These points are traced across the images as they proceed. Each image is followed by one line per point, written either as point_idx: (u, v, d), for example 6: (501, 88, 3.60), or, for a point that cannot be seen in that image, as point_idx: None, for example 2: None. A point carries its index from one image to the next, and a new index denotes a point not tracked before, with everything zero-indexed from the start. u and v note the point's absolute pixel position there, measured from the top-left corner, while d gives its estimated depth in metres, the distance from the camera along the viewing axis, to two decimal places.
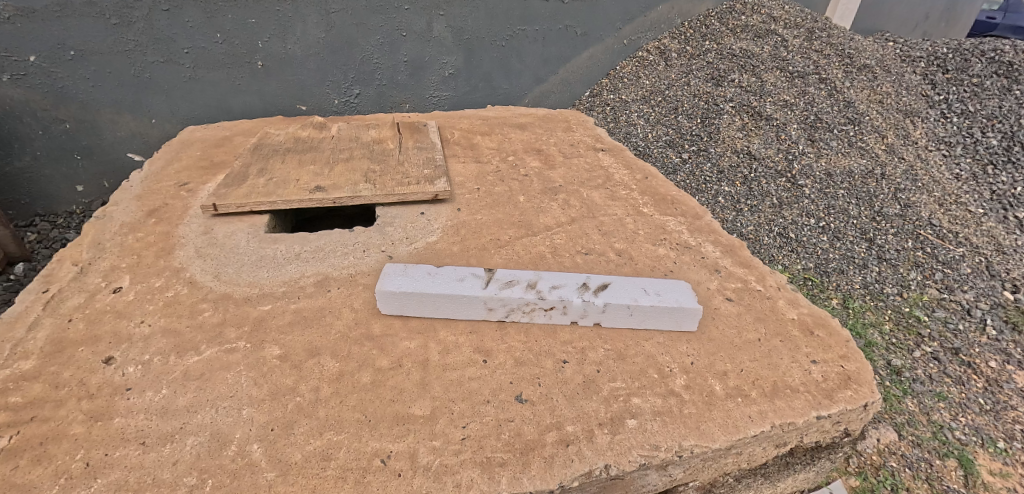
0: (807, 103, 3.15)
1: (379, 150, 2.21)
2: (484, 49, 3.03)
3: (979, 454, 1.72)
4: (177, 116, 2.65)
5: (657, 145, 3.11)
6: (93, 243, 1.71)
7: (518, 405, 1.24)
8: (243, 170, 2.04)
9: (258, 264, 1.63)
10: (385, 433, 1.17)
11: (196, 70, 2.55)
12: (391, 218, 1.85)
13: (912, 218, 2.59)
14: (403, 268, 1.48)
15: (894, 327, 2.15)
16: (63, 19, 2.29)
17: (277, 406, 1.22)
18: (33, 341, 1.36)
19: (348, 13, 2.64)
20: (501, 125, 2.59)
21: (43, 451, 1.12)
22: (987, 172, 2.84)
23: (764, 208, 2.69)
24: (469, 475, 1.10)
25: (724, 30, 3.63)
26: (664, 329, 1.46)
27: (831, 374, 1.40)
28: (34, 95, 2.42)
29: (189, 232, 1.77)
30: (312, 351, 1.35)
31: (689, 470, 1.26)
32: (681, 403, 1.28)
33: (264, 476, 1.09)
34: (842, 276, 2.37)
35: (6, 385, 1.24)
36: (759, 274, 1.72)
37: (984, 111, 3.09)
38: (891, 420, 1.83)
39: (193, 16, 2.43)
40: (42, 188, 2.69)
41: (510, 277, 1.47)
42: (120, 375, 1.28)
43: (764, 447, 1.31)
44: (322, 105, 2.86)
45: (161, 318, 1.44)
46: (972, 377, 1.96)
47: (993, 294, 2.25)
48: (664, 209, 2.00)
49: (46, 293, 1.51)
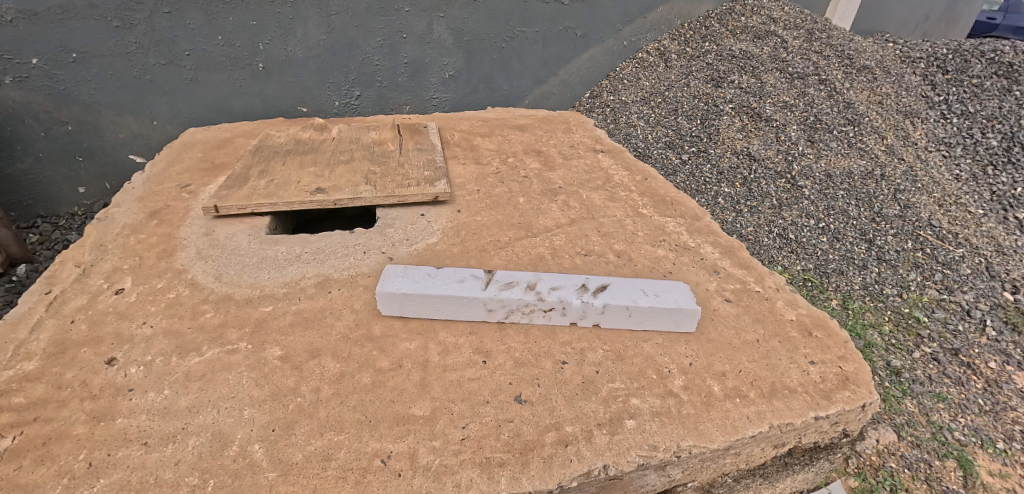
0: (807, 104, 3.15)
1: (380, 151, 2.22)
2: (485, 51, 3.04)
3: (979, 455, 1.72)
4: (179, 118, 2.66)
5: (657, 146, 3.11)
6: (96, 244, 1.72)
7: (517, 406, 1.25)
8: (244, 171, 2.05)
9: (259, 265, 1.64)
10: (386, 434, 1.17)
11: (197, 72, 2.57)
12: (392, 220, 1.86)
13: (912, 219, 2.60)
14: (404, 269, 1.48)
15: (893, 328, 2.15)
16: (65, 21, 2.31)
17: (278, 407, 1.22)
18: (36, 342, 1.37)
19: (348, 15, 2.66)
20: (501, 127, 2.60)
21: (46, 451, 1.13)
22: (987, 173, 2.84)
23: (764, 209, 2.70)
24: (469, 475, 1.11)
25: (724, 32, 3.64)
26: (663, 330, 1.47)
27: (829, 375, 1.41)
28: (36, 98, 2.43)
29: (191, 233, 1.78)
30: (313, 352, 1.36)
31: (687, 471, 1.27)
32: (680, 404, 1.29)
33: (266, 476, 1.09)
34: (842, 277, 2.37)
35: (10, 386, 1.25)
36: (758, 275, 1.72)
37: (984, 112, 3.10)
38: (890, 421, 1.83)
39: (194, 18, 2.44)
40: (44, 190, 2.70)
41: (510, 278, 1.48)
42: (122, 376, 1.29)
43: (762, 448, 1.32)
44: (322, 107, 2.87)
45: (163, 319, 1.45)
46: (971, 377, 1.96)
47: (993, 295, 2.26)
48: (664, 210, 2.01)
49: (49, 294, 1.52)
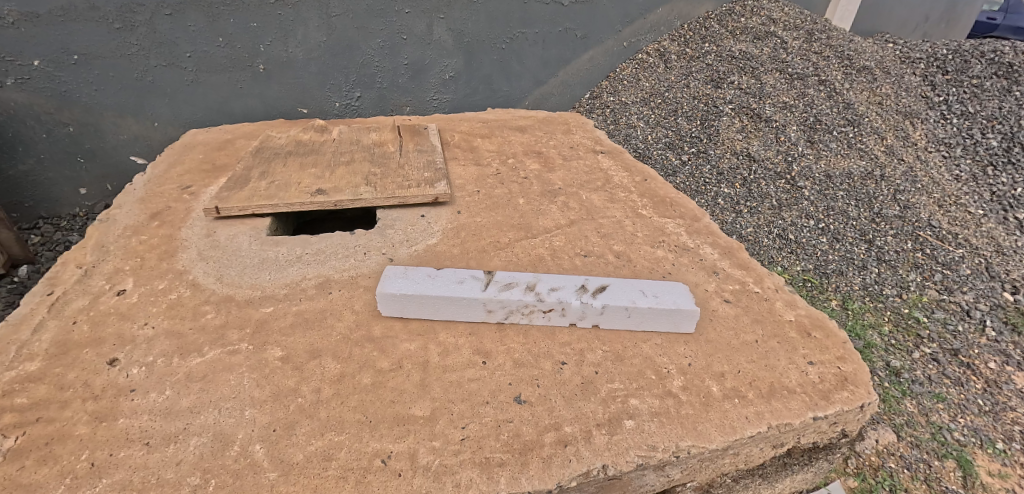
0: (807, 104, 3.16)
1: (380, 153, 2.23)
2: (484, 52, 3.05)
3: (979, 455, 1.73)
4: (180, 120, 2.67)
5: (657, 147, 3.12)
6: (97, 245, 1.72)
7: (517, 407, 1.25)
8: (245, 173, 2.05)
9: (260, 266, 1.65)
10: (386, 434, 1.18)
11: (197, 74, 2.57)
12: (392, 221, 1.87)
13: (912, 219, 2.60)
14: (404, 270, 1.49)
15: (893, 328, 2.16)
16: (67, 23, 2.32)
17: (279, 407, 1.23)
18: (39, 343, 1.38)
19: (349, 16, 2.66)
20: (501, 128, 2.61)
21: (48, 451, 1.14)
22: (987, 173, 2.85)
23: (764, 210, 2.71)
24: (469, 475, 1.12)
25: (724, 32, 3.65)
26: (663, 331, 1.48)
27: (828, 375, 1.41)
28: (37, 99, 2.44)
29: (192, 234, 1.79)
30: (314, 353, 1.36)
31: (686, 471, 1.28)
32: (679, 404, 1.29)
33: (267, 476, 1.10)
34: (842, 278, 2.37)
35: (12, 387, 1.26)
36: (757, 275, 1.73)
37: (984, 112, 3.10)
38: (889, 421, 1.84)
39: (195, 20, 2.45)
40: (45, 191, 2.71)
41: (510, 279, 1.48)
42: (124, 376, 1.30)
43: (761, 448, 1.32)
44: (323, 108, 2.87)
45: (165, 320, 1.45)
46: (971, 378, 1.97)
47: (993, 296, 2.26)
48: (663, 211, 2.02)
49: (51, 295, 1.52)
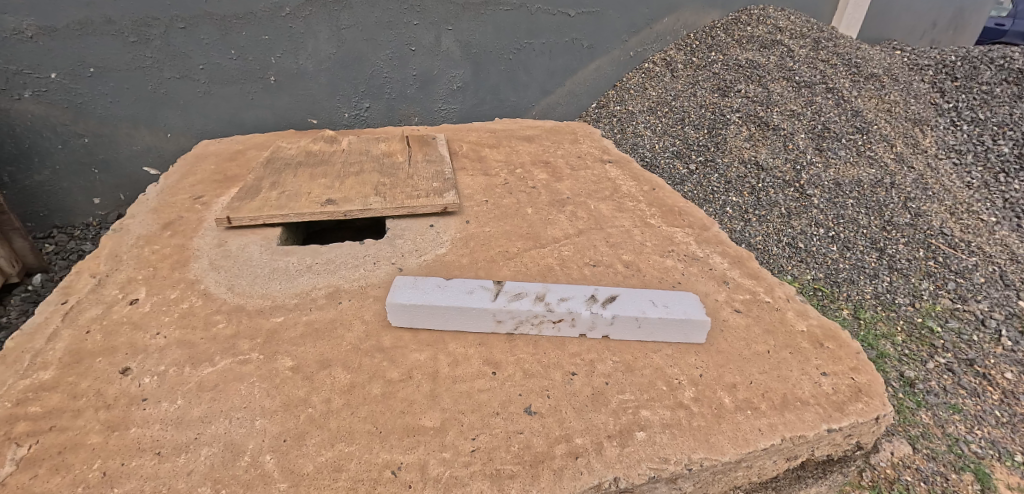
0: (815, 112, 3.15)
1: (389, 163, 2.24)
2: (492, 63, 3.07)
3: (997, 468, 1.68)
4: (192, 131, 2.70)
5: (664, 156, 3.13)
6: (111, 254, 1.74)
7: (527, 417, 1.25)
8: (256, 183, 2.07)
9: (271, 276, 1.66)
10: (396, 445, 1.18)
11: (210, 86, 2.61)
12: (402, 230, 1.88)
13: (923, 227, 2.58)
14: (413, 281, 1.50)
15: (906, 339, 2.12)
16: (84, 36, 2.35)
17: (289, 418, 1.23)
18: (52, 352, 1.39)
19: (359, 29, 2.70)
20: (509, 138, 2.61)
21: (62, 460, 1.14)
22: (999, 180, 2.83)
23: (772, 218, 2.69)
24: (479, 487, 1.11)
25: (730, 41, 3.64)
26: (674, 342, 1.47)
27: (841, 386, 1.40)
28: (54, 111, 2.48)
29: (204, 244, 1.81)
30: (324, 363, 1.36)
31: (699, 484, 1.26)
32: (690, 416, 1.28)
33: (277, 486, 1.10)
34: (853, 287, 2.35)
35: (26, 395, 1.27)
36: (767, 285, 1.72)
37: (994, 119, 3.08)
38: (904, 433, 1.80)
39: (208, 33, 2.49)
40: (59, 201, 2.74)
41: (519, 288, 1.48)
42: (136, 386, 1.30)
43: (774, 461, 1.30)
44: (333, 119, 2.90)
45: (176, 330, 1.46)
46: (987, 388, 1.93)
47: (1008, 304, 2.22)
48: (672, 220, 2.02)
49: (64, 305, 1.54)
